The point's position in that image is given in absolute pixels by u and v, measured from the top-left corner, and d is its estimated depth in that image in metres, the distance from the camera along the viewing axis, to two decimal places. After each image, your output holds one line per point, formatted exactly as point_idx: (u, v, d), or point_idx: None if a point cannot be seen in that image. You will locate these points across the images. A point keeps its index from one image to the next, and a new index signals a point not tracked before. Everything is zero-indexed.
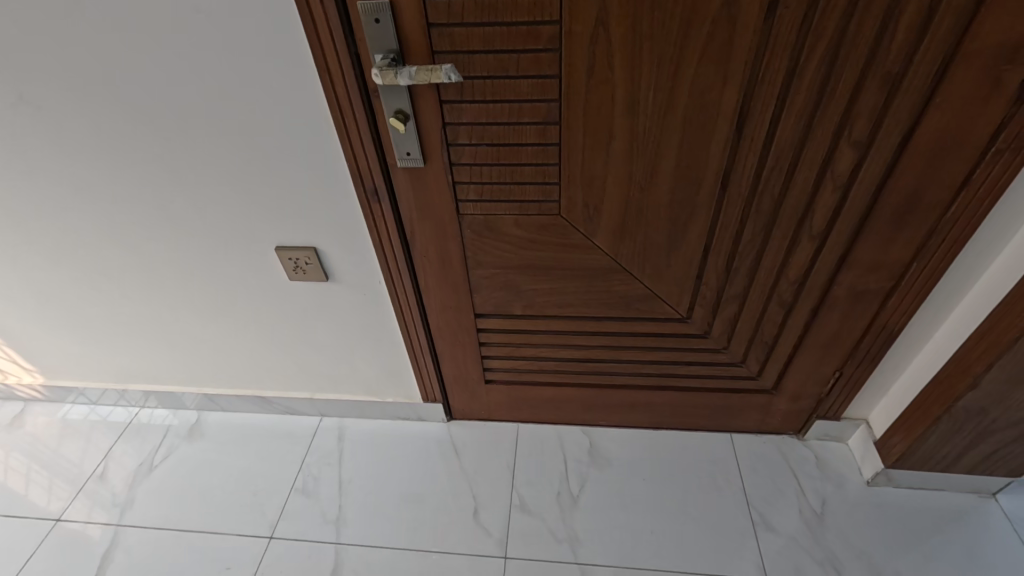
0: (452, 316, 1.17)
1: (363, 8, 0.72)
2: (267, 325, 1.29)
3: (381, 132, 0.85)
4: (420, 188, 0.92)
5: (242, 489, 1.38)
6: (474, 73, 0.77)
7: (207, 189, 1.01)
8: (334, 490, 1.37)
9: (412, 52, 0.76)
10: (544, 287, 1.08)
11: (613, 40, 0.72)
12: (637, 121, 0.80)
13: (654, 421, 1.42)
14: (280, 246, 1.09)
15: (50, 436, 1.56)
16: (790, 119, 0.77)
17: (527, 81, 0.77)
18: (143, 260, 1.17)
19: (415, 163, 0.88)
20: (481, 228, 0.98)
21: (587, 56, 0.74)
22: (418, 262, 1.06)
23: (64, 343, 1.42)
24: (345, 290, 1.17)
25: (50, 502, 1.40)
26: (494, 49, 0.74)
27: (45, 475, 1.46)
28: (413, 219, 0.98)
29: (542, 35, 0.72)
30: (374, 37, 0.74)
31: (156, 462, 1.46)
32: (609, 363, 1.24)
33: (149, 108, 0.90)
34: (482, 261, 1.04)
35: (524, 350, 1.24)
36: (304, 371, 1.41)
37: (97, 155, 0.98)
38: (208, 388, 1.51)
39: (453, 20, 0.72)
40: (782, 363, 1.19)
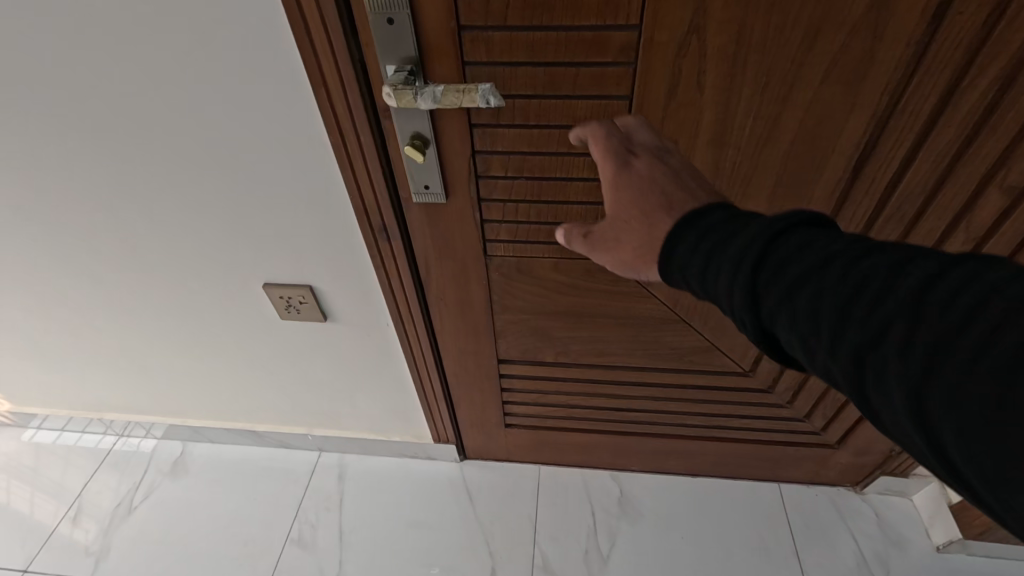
0: (470, 360, 1.01)
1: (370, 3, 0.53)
2: (257, 360, 1.12)
3: (393, 161, 0.68)
4: (440, 228, 0.75)
5: (230, 537, 1.24)
6: (514, 90, 0.59)
7: (178, 217, 0.84)
8: (333, 540, 1.23)
9: (434, 64, 0.57)
10: (582, 335, 0.91)
11: (707, 53, 0.53)
12: (724, 156, 0.61)
13: (692, 468, 1.27)
14: (269, 283, 0.93)
15: (19, 465, 1.42)
16: (929, 158, 0.59)
17: (586, 102, 0.58)
18: (109, 289, 1.00)
19: (435, 199, 0.70)
20: (512, 272, 0.81)
21: (668, 75, 0.55)
22: (434, 305, 0.89)
23: (28, 370, 1.25)
24: (346, 330, 1.01)
25: (18, 546, 1.26)
26: (545, 61, 0.56)
27: (12, 513, 1.32)
28: (430, 259, 0.80)
29: (611, 44, 0.54)
30: (384, 43, 0.56)
31: (136, 502, 1.31)
32: (651, 413, 1.08)
33: (97, 126, 0.72)
34: (511, 306, 0.87)
35: (551, 397, 1.08)
36: (300, 407, 1.24)
37: (41, 175, 0.80)
38: (192, 418, 1.35)
39: (492, 23, 0.54)
40: (853, 420, 1.03)
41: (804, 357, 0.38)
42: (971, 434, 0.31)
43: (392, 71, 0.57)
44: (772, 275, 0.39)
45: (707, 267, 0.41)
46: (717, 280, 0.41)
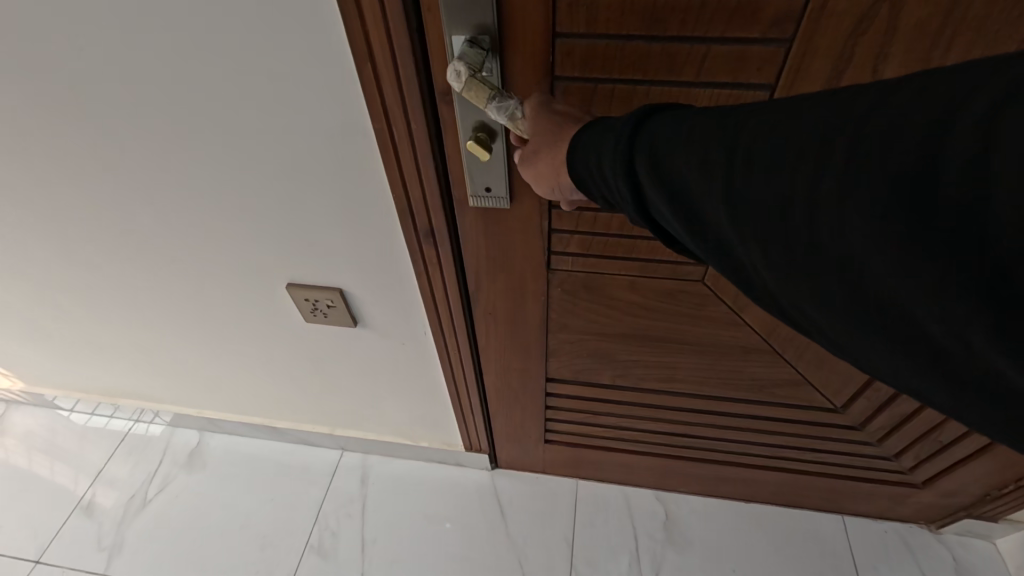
0: (515, 379, 0.90)
1: None
2: (277, 360, 1.02)
3: (448, 157, 0.59)
4: (497, 234, 0.65)
5: (246, 540, 1.17)
6: (615, 75, 0.52)
7: (193, 203, 0.73)
8: (355, 550, 1.15)
9: (518, 25, 0.49)
10: (648, 359, 0.80)
11: (895, 30, 0.46)
12: None
13: (747, 495, 1.15)
14: (293, 284, 0.82)
15: (34, 442, 1.36)
16: None
17: (707, 91, 0.52)
18: (118, 276, 0.90)
19: (495, 203, 0.61)
20: (575, 289, 0.70)
21: (833, 58, 0.49)
22: (482, 322, 0.78)
23: (41, 353, 1.18)
24: (377, 338, 0.90)
25: (30, 533, 1.21)
26: (664, 36, 0.49)
27: (27, 495, 1.27)
28: (480, 272, 0.70)
29: (765, 14, 0.47)
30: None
31: (150, 497, 1.25)
32: (713, 441, 0.97)
33: (104, 97, 0.62)
34: (569, 324, 0.76)
35: (601, 418, 0.97)
36: (323, 408, 1.15)
37: (41, 149, 0.71)
38: (209, 411, 1.27)
39: None
40: (948, 463, 0.90)
41: (666, 219, 0.35)
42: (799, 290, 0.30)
43: (466, 48, 0.49)
44: (637, 138, 0.36)
45: (598, 151, 0.39)
46: (600, 158, 0.39)
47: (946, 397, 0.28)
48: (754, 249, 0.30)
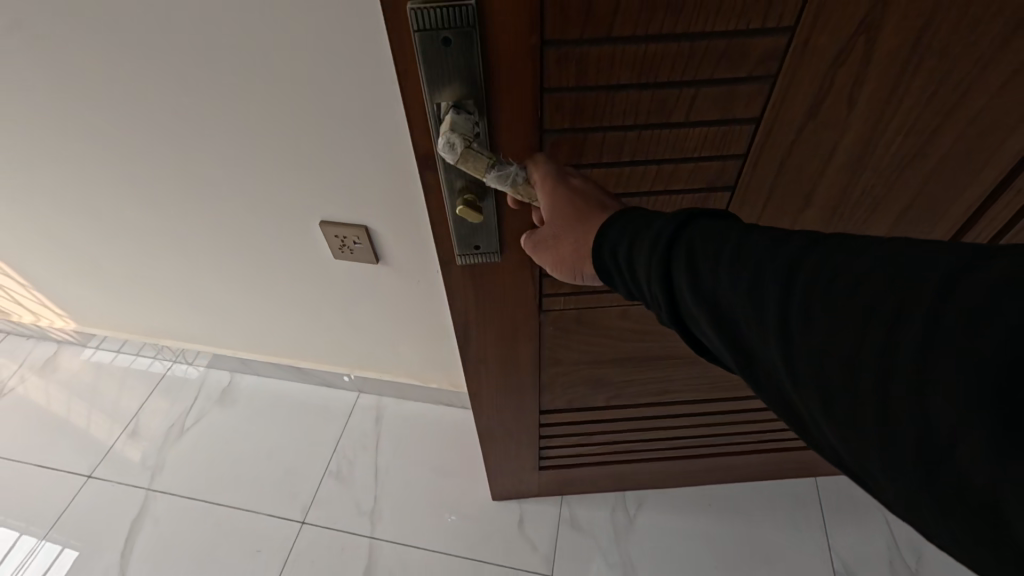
0: (509, 415, 0.97)
1: (423, 29, 0.45)
2: (308, 302, 1.16)
3: (438, 218, 0.61)
4: (486, 293, 0.72)
5: (271, 466, 1.30)
6: (611, 119, 0.55)
7: (244, 147, 0.86)
8: (370, 477, 1.27)
9: (507, 88, 0.50)
10: (642, 378, 0.93)
11: (870, 61, 0.52)
12: (864, 166, 0.61)
13: (735, 477, 1.22)
14: (325, 221, 0.95)
15: (78, 386, 1.51)
16: None
17: (695, 130, 0.57)
18: (174, 218, 1.04)
19: (483, 260, 0.66)
20: (567, 322, 0.80)
21: (815, 90, 0.54)
22: (471, 367, 0.85)
23: (95, 295, 1.33)
24: (395, 276, 1.03)
25: (86, 450, 1.38)
26: (653, 82, 0.52)
27: (85, 415, 1.45)
28: (474, 322, 0.76)
29: (753, 53, 0.51)
30: (441, 67, 0.47)
31: (187, 426, 1.39)
32: (690, 434, 1.07)
33: (176, 48, 0.74)
34: (562, 358, 0.87)
35: (595, 438, 1.07)
36: (343, 347, 1.28)
37: (117, 99, 0.83)
38: (241, 351, 1.40)
39: (586, 38, 0.48)
40: None
41: (701, 329, 0.36)
42: (827, 411, 0.30)
43: (451, 116, 0.50)
44: (671, 242, 0.37)
45: (631, 249, 0.40)
46: (633, 255, 0.40)
47: (950, 536, 0.28)
48: (779, 354, 0.31)
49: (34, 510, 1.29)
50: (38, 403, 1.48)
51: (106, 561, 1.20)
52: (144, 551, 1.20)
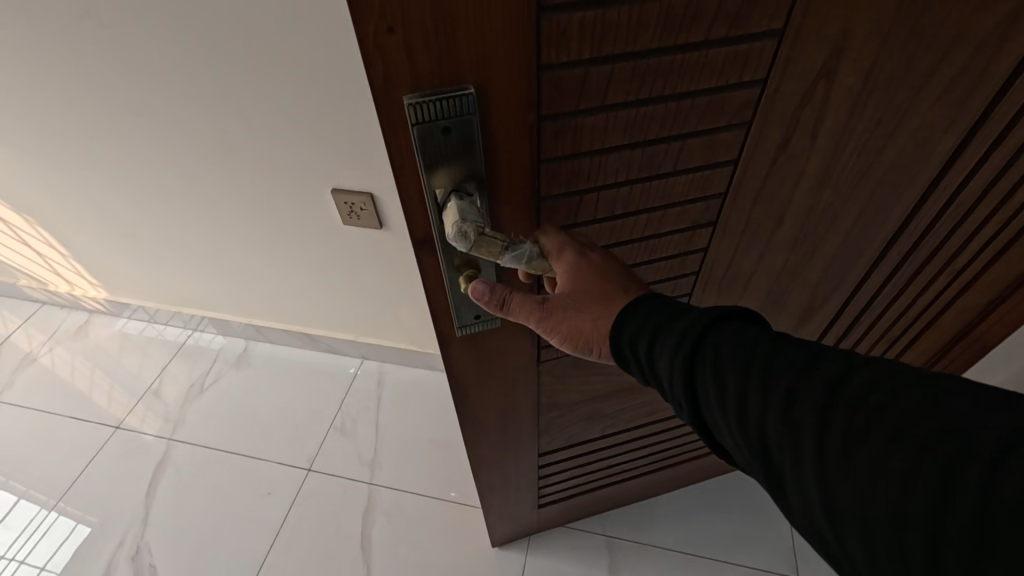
0: (507, 463, 0.96)
1: (421, 120, 0.43)
2: (319, 268, 1.29)
3: (438, 295, 0.59)
4: (486, 356, 0.70)
5: (281, 422, 1.42)
6: (606, 179, 0.55)
7: (268, 121, 1.00)
8: (370, 430, 1.40)
9: (504, 167, 0.49)
10: (635, 405, 0.97)
11: (829, 102, 0.54)
12: (822, 195, 0.64)
13: (716, 471, 1.28)
14: (336, 188, 1.08)
15: (102, 357, 1.63)
16: (997, 159, 0.64)
17: (681, 178, 0.58)
18: (203, 188, 1.18)
19: (483, 327, 0.64)
20: (565, 367, 0.81)
21: (783, 129, 0.56)
22: (473, 426, 0.84)
23: (126, 263, 1.47)
24: (397, 238, 1.16)
25: (113, 406, 1.51)
26: (643, 140, 0.52)
27: (109, 380, 1.57)
28: (473, 384, 0.74)
29: (731, 103, 0.52)
30: (440, 157, 0.45)
31: (206, 385, 1.52)
32: (675, 441, 1.12)
33: (215, 32, 0.89)
34: (558, 402, 0.88)
35: (590, 467, 1.09)
36: (350, 314, 1.41)
37: (161, 79, 0.98)
38: (256, 320, 1.53)
39: (582, 108, 0.47)
40: None
41: (721, 434, 0.39)
42: (845, 524, 0.32)
43: (455, 201, 0.47)
44: (697, 347, 0.40)
45: (651, 344, 0.43)
46: (654, 350, 0.43)
47: None
48: (804, 465, 0.34)
49: (60, 463, 1.40)
50: (66, 368, 1.61)
51: (124, 514, 1.30)
52: (166, 491, 1.32)
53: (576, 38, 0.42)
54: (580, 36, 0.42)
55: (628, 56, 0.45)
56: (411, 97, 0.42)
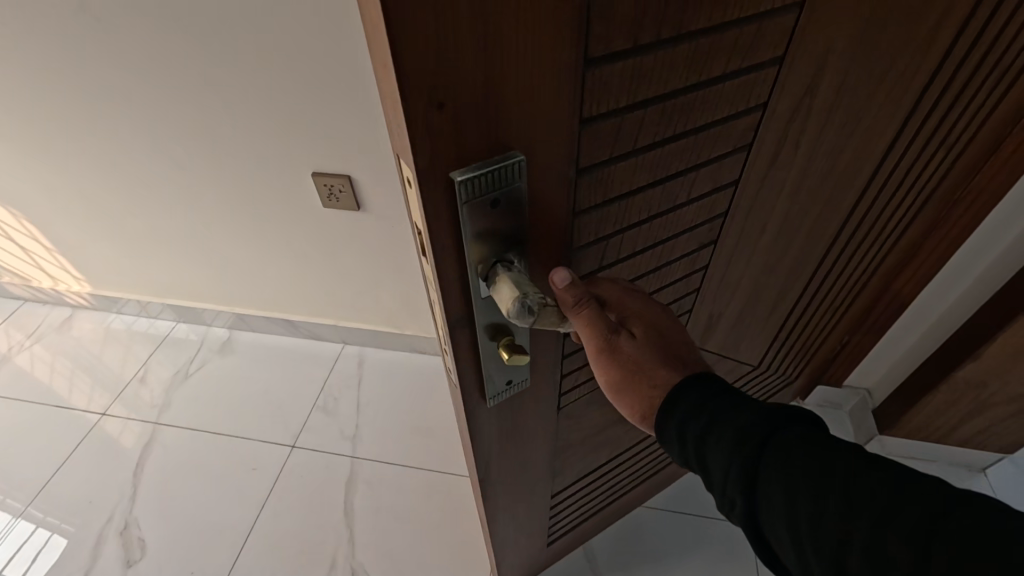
0: (525, 515, 0.88)
1: (471, 195, 0.37)
2: (300, 252, 1.36)
3: (470, 372, 0.51)
4: (507, 420, 0.62)
5: (266, 404, 1.48)
6: (631, 223, 0.52)
7: (252, 109, 1.08)
8: (352, 408, 1.47)
9: (541, 226, 0.44)
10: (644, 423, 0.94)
11: (812, 114, 0.55)
12: (796, 200, 0.66)
13: None
14: (316, 171, 1.16)
15: (81, 356, 1.64)
16: (919, 142, 0.68)
17: (693, 207, 0.56)
18: (189, 177, 1.24)
19: (514, 392, 0.57)
20: (582, 406, 0.76)
21: (773, 148, 0.56)
22: (491, 496, 0.74)
23: (110, 254, 1.52)
24: (375, 220, 1.24)
25: (93, 402, 1.52)
26: (667, 175, 0.50)
27: (89, 379, 1.58)
28: (496, 453, 0.66)
29: (739, 127, 0.51)
30: (484, 229, 0.40)
31: (191, 371, 1.57)
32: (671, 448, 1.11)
33: (201, 25, 0.96)
34: (571, 440, 0.81)
35: (596, 495, 1.04)
36: (331, 297, 1.47)
37: (150, 70, 1.05)
38: (239, 307, 1.59)
39: (617, 153, 0.44)
40: (805, 361, 1.18)
41: (779, 541, 0.42)
42: None
43: (506, 273, 0.41)
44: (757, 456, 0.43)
45: (705, 441, 0.46)
46: (708, 453, 0.46)
47: None
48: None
49: (39, 459, 1.41)
50: (45, 367, 1.62)
51: (104, 510, 1.30)
52: (153, 473, 1.36)
53: (616, 84, 0.39)
54: (620, 83, 0.39)
55: (659, 98, 0.42)
56: (460, 173, 0.36)
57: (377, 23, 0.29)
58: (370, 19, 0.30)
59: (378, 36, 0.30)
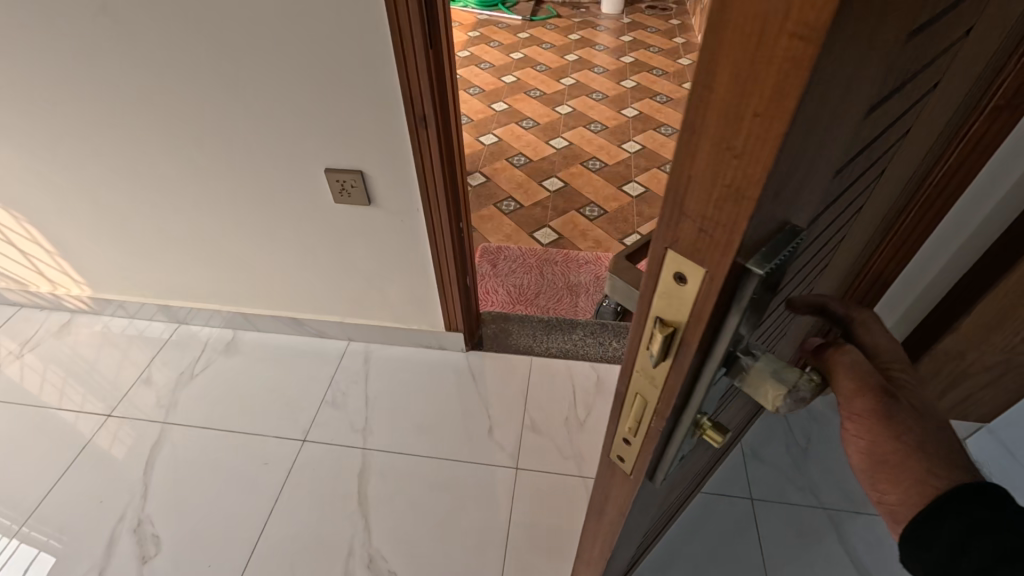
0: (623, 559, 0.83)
1: (759, 286, 0.33)
2: (310, 248, 1.39)
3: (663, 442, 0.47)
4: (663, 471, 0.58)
5: (276, 400, 1.50)
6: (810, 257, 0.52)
7: (269, 108, 1.11)
8: (361, 403, 1.49)
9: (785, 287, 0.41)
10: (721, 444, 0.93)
11: (921, 129, 0.59)
12: (880, 206, 0.70)
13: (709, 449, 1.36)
14: (328, 168, 1.20)
15: (76, 364, 1.62)
16: (942, 136, 0.75)
17: (840, 234, 0.58)
18: (200, 174, 1.27)
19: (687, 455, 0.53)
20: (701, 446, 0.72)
21: (893, 166, 0.59)
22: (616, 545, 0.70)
23: (114, 256, 1.53)
24: (385, 215, 1.28)
25: (88, 411, 1.49)
26: (844, 209, 0.51)
27: (82, 390, 1.54)
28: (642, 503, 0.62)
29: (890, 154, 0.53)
30: (751, 313, 0.36)
31: (197, 371, 1.58)
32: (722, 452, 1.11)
33: (222, 25, 1.00)
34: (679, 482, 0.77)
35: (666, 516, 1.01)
36: (338, 292, 1.50)
37: (167, 69, 1.08)
38: (245, 307, 1.61)
39: (836, 194, 0.44)
40: None
41: None
42: None
43: (756, 365, 0.39)
44: None
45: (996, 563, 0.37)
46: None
47: None
48: None
49: (32, 473, 1.37)
50: (37, 377, 1.58)
51: (105, 522, 1.27)
52: (161, 474, 1.36)
53: (862, 133, 0.39)
54: (862, 134, 0.39)
55: (872, 141, 0.43)
56: (760, 263, 0.31)
57: (774, 109, 0.24)
58: (735, 104, 0.25)
59: (762, 123, 0.25)
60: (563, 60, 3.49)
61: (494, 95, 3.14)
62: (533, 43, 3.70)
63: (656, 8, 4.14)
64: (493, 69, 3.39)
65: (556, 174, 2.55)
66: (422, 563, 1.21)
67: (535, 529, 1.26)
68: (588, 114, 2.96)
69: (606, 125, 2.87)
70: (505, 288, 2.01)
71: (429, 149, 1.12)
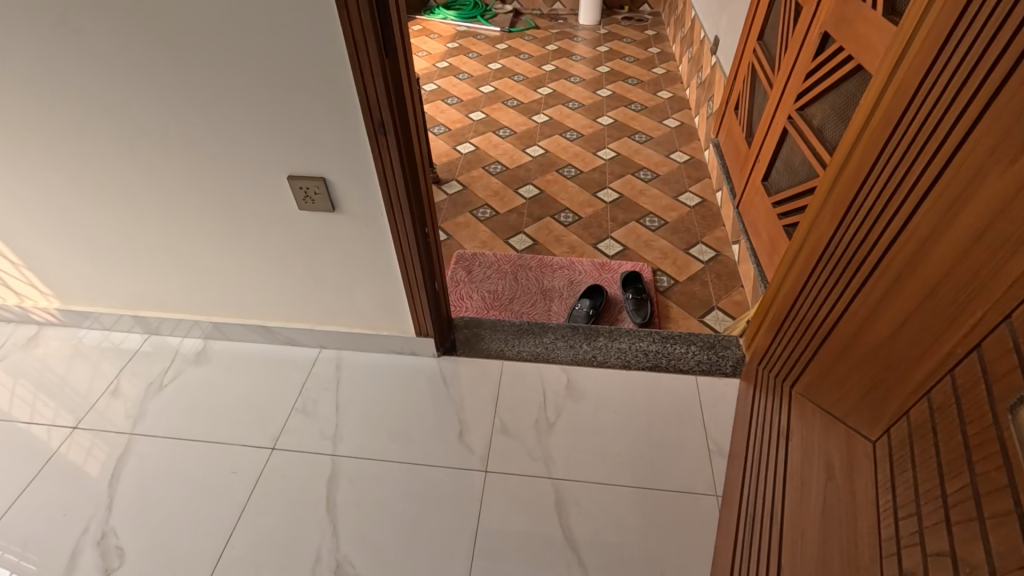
0: None
1: None
2: (277, 256, 1.39)
3: None
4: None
5: (248, 409, 1.49)
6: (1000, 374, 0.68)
7: (233, 117, 1.12)
8: (332, 409, 1.49)
9: None
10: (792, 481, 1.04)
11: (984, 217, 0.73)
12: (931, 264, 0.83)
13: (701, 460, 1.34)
14: (292, 175, 1.21)
15: (44, 377, 1.59)
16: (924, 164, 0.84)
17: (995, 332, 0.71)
18: (162, 182, 1.27)
19: None
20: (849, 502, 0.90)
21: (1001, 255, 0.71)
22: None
23: (81, 266, 1.52)
24: (349, 221, 1.29)
25: (57, 425, 1.48)
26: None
27: (51, 404, 1.52)
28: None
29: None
30: None
31: (166, 382, 1.57)
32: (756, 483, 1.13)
33: (181, 34, 1.01)
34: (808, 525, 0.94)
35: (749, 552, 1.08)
36: (308, 300, 1.50)
37: (126, 79, 1.09)
38: (216, 316, 1.61)
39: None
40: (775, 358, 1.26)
41: None
42: None
43: None
44: None
45: None
46: None
47: None
48: None
49: None
50: (5, 392, 1.55)
51: (71, 536, 1.26)
52: (129, 485, 1.35)
53: None
54: None
55: None
56: None
57: None
58: None
59: None
60: (540, 70, 3.54)
61: (472, 105, 3.17)
62: (512, 53, 3.75)
63: (632, 19, 4.22)
64: (471, 79, 3.43)
65: (532, 181, 2.58)
66: (390, 567, 1.21)
67: (504, 531, 1.26)
68: (564, 122, 3.00)
69: (581, 133, 2.91)
70: (479, 293, 2.03)
71: (391, 158, 1.14)
